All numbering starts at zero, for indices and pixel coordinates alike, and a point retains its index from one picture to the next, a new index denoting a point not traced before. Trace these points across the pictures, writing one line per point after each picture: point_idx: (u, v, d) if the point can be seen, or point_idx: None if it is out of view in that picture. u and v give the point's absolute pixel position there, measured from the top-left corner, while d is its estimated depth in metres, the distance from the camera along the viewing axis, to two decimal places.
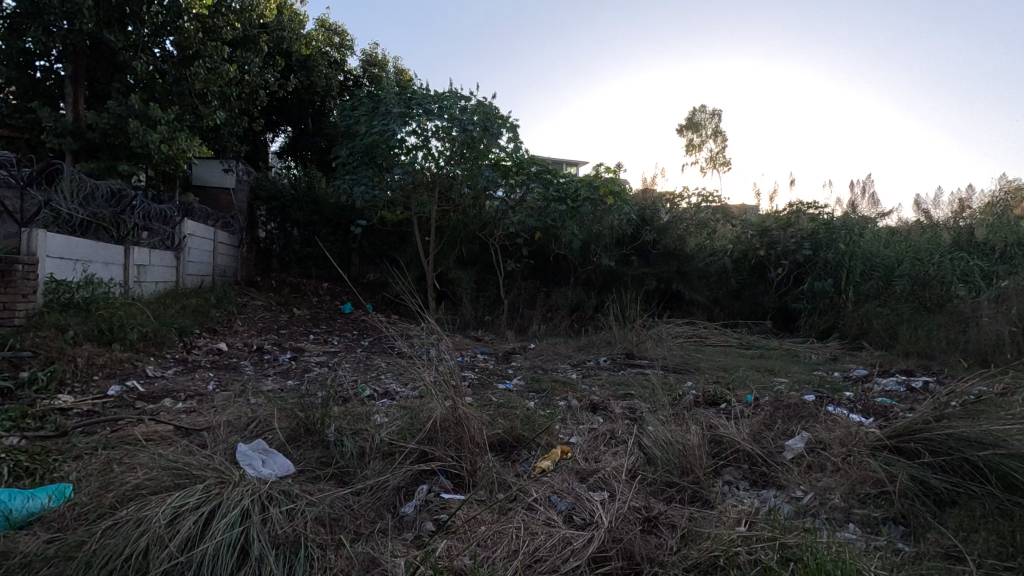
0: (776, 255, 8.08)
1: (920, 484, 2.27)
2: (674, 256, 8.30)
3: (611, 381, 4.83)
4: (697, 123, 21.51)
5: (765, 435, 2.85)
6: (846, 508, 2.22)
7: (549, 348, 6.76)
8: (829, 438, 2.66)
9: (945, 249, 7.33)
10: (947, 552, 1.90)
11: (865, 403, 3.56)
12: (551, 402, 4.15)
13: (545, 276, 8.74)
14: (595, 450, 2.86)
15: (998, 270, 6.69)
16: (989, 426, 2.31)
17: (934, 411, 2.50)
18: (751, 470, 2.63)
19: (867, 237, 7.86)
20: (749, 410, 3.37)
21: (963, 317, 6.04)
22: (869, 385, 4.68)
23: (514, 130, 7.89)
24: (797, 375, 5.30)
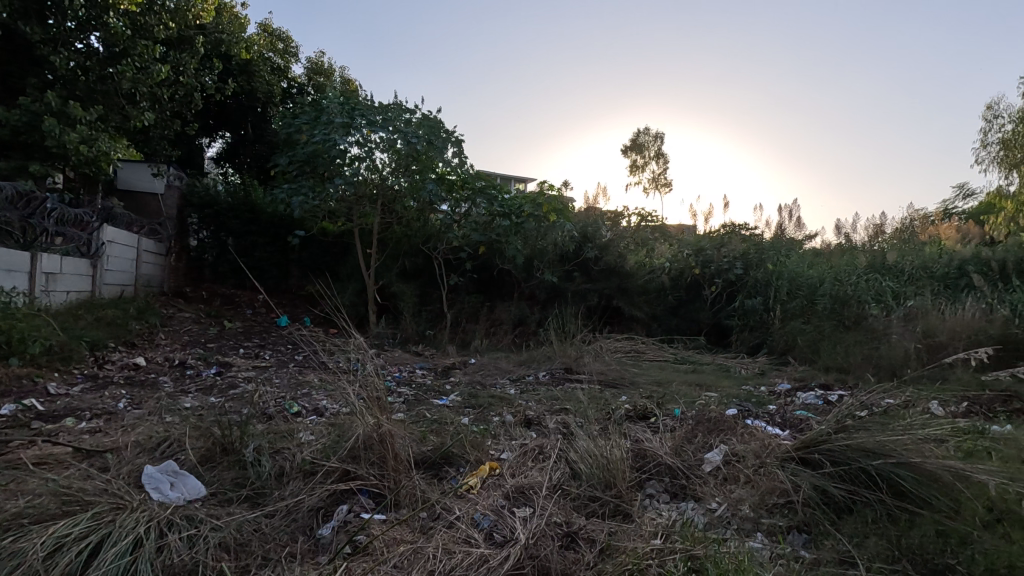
0: (711, 274, 8.45)
1: (821, 493, 2.40)
2: (615, 273, 8.50)
3: (547, 396, 4.86)
4: (640, 145, 22.28)
5: (686, 449, 2.94)
6: (755, 518, 2.31)
7: (490, 363, 6.75)
8: (744, 451, 2.78)
9: (862, 270, 7.87)
10: (841, 558, 2.02)
11: (783, 416, 3.74)
12: (486, 418, 4.13)
13: (488, 291, 8.77)
14: (522, 466, 2.87)
15: (906, 291, 7.25)
16: (882, 437, 2.49)
17: (835, 423, 2.67)
18: (672, 483, 2.71)
19: (792, 259, 8.35)
20: (675, 423, 3.47)
21: (876, 333, 6.48)
22: (790, 399, 4.92)
23: (459, 144, 7.93)
24: (726, 389, 5.51)
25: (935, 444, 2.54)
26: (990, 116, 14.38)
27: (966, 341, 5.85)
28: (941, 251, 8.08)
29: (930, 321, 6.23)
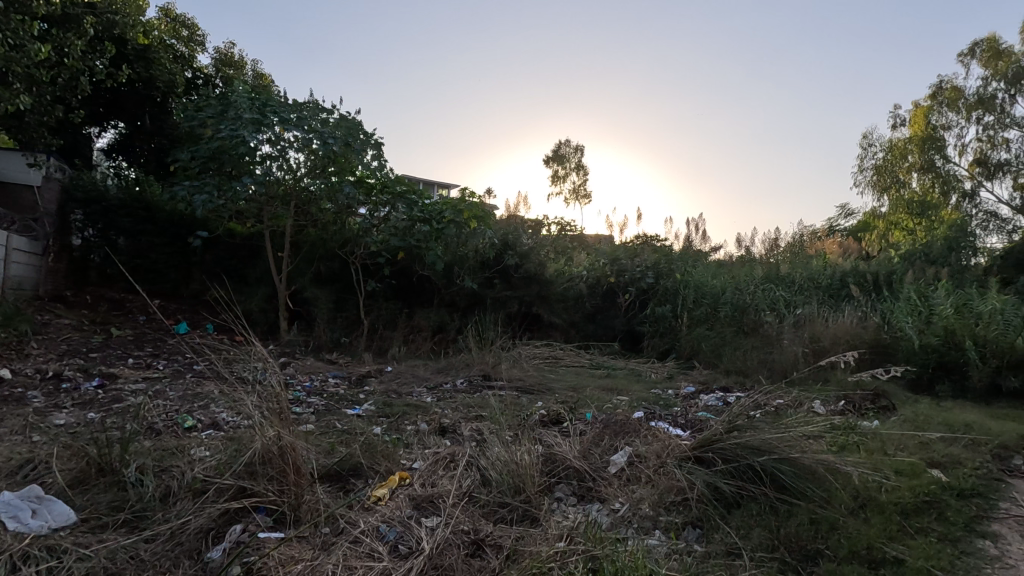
0: (625, 282, 8.83)
1: (714, 490, 2.56)
2: (534, 281, 8.63)
3: (464, 403, 4.83)
4: (561, 156, 22.87)
5: (593, 452, 3.04)
6: (653, 516, 2.43)
7: (406, 371, 6.62)
8: (646, 452, 2.91)
9: (759, 281, 8.52)
10: (729, 550, 2.16)
11: (685, 417, 3.96)
12: (400, 427, 4.04)
13: (407, 297, 8.62)
14: (433, 475, 2.84)
15: (796, 300, 7.93)
16: (767, 435, 2.70)
17: (728, 424, 2.85)
18: (579, 486, 2.78)
19: (698, 269, 8.89)
20: (585, 427, 3.58)
21: (770, 339, 7.03)
22: (694, 401, 5.20)
23: (379, 147, 7.76)
24: (636, 393, 5.76)
25: (811, 440, 2.80)
26: (865, 144, 16.16)
27: (845, 345, 6.48)
28: (825, 265, 8.93)
29: (816, 327, 6.84)
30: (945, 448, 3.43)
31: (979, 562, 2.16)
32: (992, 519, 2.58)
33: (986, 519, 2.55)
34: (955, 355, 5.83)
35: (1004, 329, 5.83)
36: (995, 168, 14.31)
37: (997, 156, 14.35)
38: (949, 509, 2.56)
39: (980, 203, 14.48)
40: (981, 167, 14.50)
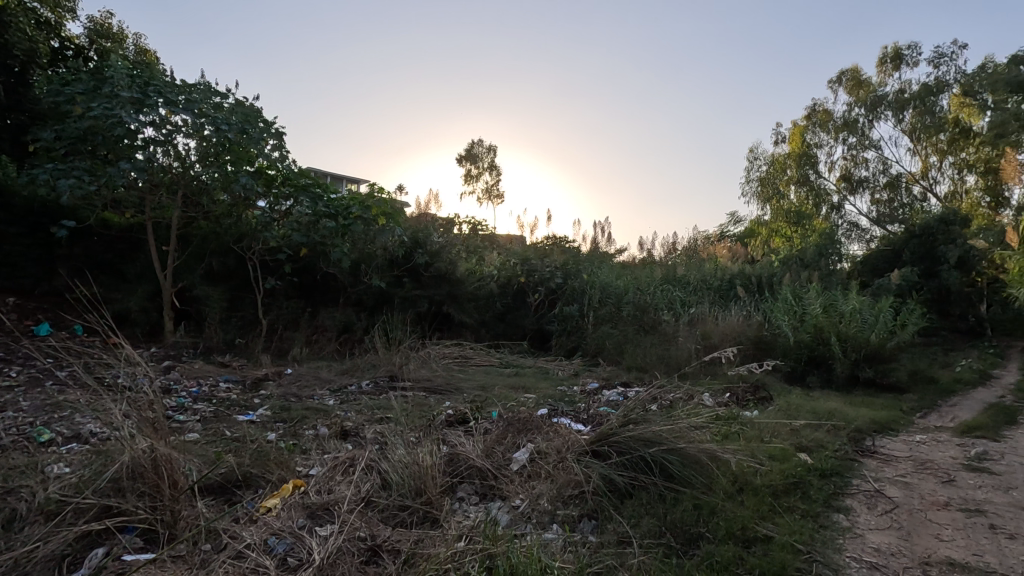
0: (535, 282, 9.01)
1: (609, 482, 2.67)
2: (445, 280, 8.56)
3: (368, 405, 4.67)
4: (474, 156, 22.88)
5: (496, 450, 3.07)
6: (551, 510, 2.49)
7: (308, 373, 6.30)
8: (547, 447, 2.97)
9: (658, 282, 9.02)
10: (621, 539, 2.25)
11: (587, 412, 4.10)
12: (297, 433, 3.83)
13: (310, 295, 8.23)
14: (329, 481, 2.72)
15: (690, 300, 8.50)
16: (657, 428, 2.86)
17: (623, 418, 2.98)
18: (482, 484, 2.80)
19: (603, 270, 9.26)
20: (490, 426, 3.60)
21: (668, 336, 7.47)
22: (597, 397, 5.41)
23: (281, 137, 7.34)
24: (544, 390, 5.88)
25: (696, 431, 3.02)
26: (751, 158, 17.65)
27: (732, 343, 7.03)
28: (716, 268, 9.65)
29: (707, 326, 7.37)
30: (811, 433, 3.82)
31: (835, 534, 2.42)
32: (846, 494, 2.91)
33: (841, 495, 2.88)
34: (822, 350, 6.52)
35: (861, 326, 6.60)
36: (857, 184, 16.20)
37: (859, 173, 16.26)
38: (812, 488, 2.86)
39: (845, 215, 16.32)
40: (846, 182, 16.33)
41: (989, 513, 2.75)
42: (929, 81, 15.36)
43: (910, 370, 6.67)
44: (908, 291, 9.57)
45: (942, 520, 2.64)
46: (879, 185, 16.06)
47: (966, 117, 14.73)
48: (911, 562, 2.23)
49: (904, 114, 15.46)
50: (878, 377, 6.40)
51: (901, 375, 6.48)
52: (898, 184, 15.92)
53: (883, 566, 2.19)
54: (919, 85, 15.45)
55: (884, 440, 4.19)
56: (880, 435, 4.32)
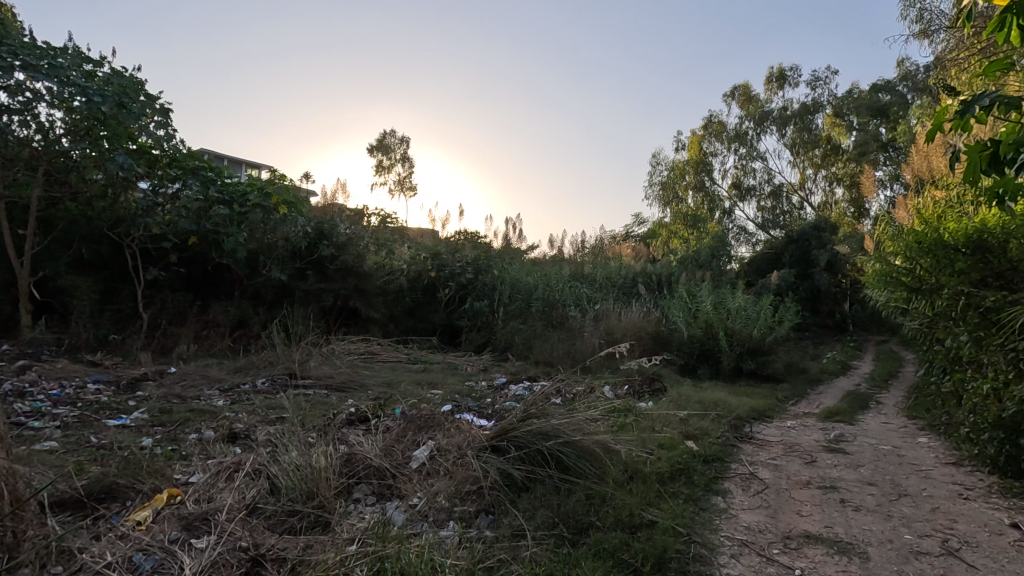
0: (445, 277, 8.93)
1: (506, 476, 2.70)
2: (351, 273, 8.24)
3: (263, 404, 4.40)
4: (386, 146, 22.25)
5: (395, 448, 3.01)
6: (448, 507, 2.48)
7: (195, 371, 5.82)
8: (447, 445, 2.96)
9: (566, 278, 9.26)
10: (515, 532, 2.29)
11: (492, 407, 4.11)
12: (177, 437, 3.52)
13: (200, 288, 7.61)
14: (210, 488, 2.53)
15: (596, 296, 8.81)
16: (555, 422, 2.95)
17: (523, 413, 3.02)
18: (379, 484, 2.73)
19: (514, 266, 9.34)
20: (392, 424, 3.53)
21: (574, 331, 7.70)
22: (503, 391, 5.48)
23: (166, 113, 6.69)
24: (451, 386, 5.85)
25: (591, 424, 3.14)
26: (654, 163, 18.64)
27: (632, 337, 7.39)
28: (620, 266, 10.09)
29: (611, 322, 7.69)
30: (698, 423, 4.11)
31: (712, 516, 2.62)
32: (725, 478, 3.16)
33: (720, 479, 3.12)
34: (712, 343, 7.03)
35: (746, 322, 7.18)
36: (746, 192, 17.63)
37: (748, 182, 17.69)
38: (696, 473, 3.07)
39: (735, 219, 17.71)
40: (737, 189, 17.70)
41: (840, 488, 3.10)
42: (808, 101, 16.98)
43: (786, 362, 7.36)
44: (785, 290, 10.58)
45: (802, 497, 2.94)
46: (764, 194, 17.58)
47: (836, 136, 16.50)
48: (775, 537, 2.45)
49: (787, 129, 17.04)
50: (758, 368, 7.01)
51: (778, 366, 7.16)
52: (780, 193, 17.51)
53: (752, 542, 2.39)
54: (799, 104, 17.09)
55: (760, 427, 4.60)
56: (757, 422, 4.74)
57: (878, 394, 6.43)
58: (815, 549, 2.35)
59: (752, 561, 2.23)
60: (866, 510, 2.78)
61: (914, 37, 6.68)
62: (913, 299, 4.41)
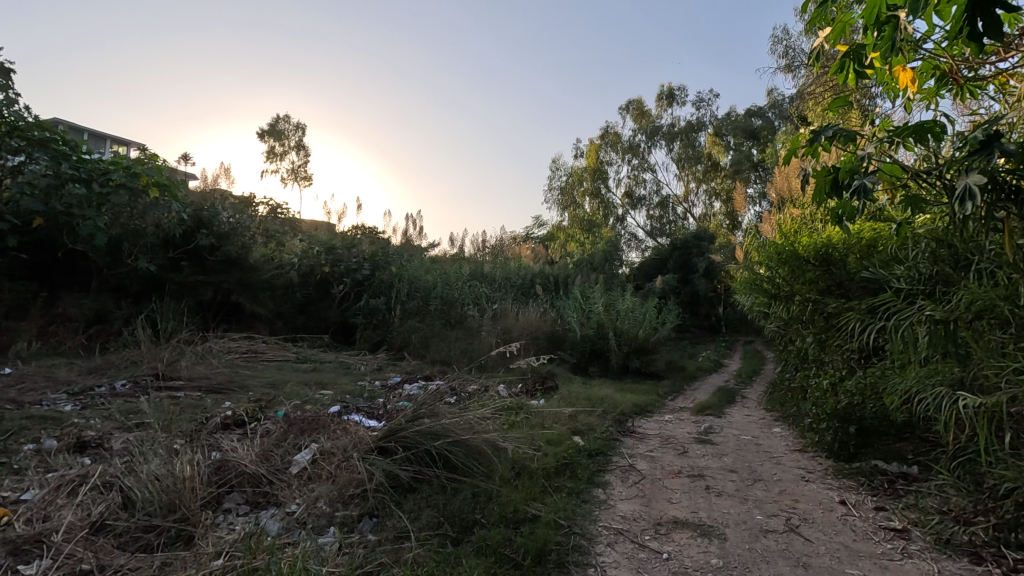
0: (339, 272, 8.56)
1: (392, 478, 2.65)
2: (234, 265, 7.58)
3: (121, 408, 3.94)
4: (279, 132, 20.88)
5: (273, 453, 2.85)
6: (329, 513, 2.38)
7: (37, 372, 5.09)
8: (330, 448, 2.84)
9: (466, 277, 9.25)
10: (398, 534, 2.25)
11: (383, 407, 4.01)
12: (9, 449, 3.05)
13: (47, 277, 6.67)
14: (47, 506, 2.23)
15: (495, 295, 8.90)
16: (445, 421, 2.95)
17: (412, 412, 2.98)
18: (253, 492, 2.56)
19: (413, 263, 9.18)
20: (273, 426, 3.32)
21: (472, 330, 7.72)
22: (397, 391, 5.37)
23: (7, 74, 5.79)
24: (342, 386, 5.62)
25: (481, 423, 3.18)
26: (554, 168, 19.24)
27: (528, 337, 7.56)
28: (519, 267, 10.29)
29: (508, 321, 7.81)
30: (586, 419, 4.29)
31: (592, 507, 2.75)
32: (607, 471, 3.34)
33: (603, 471, 3.29)
34: (602, 343, 7.39)
35: (633, 323, 7.64)
36: (637, 201, 18.75)
37: (639, 191, 18.82)
38: (580, 467, 3.21)
39: (627, 226, 18.76)
40: (629, 198, 18.77)
41: (707, 476, 3.39)
42: (693, 119, 18.43)
43: (667, 361, 7.92)
44: (668, 294, 11.40)
45: (674, 486, 3.18)
46: (653, 203, 18.81)
47: (716, 154, 17.81)
48: (648, 524, 2.63)
49: (674, 144, 18.38)
50: (643, 366, 7.48)
51: (660, 365, 7.68)
52: (667, 203, 18.81)
53: (626, 530, 2.55)
54: (685, 122, 18.50)
55: (642, 421, 4.91)
56: (639, 416, 5.06)
57: (743, 390, 7.12)
58: (681, 534, 2.55)
59: (625, 548, 2.38)
60: (727, 495, 3.07)
61: (780, 69, 7.50)
62: (772, 304, 4.91)
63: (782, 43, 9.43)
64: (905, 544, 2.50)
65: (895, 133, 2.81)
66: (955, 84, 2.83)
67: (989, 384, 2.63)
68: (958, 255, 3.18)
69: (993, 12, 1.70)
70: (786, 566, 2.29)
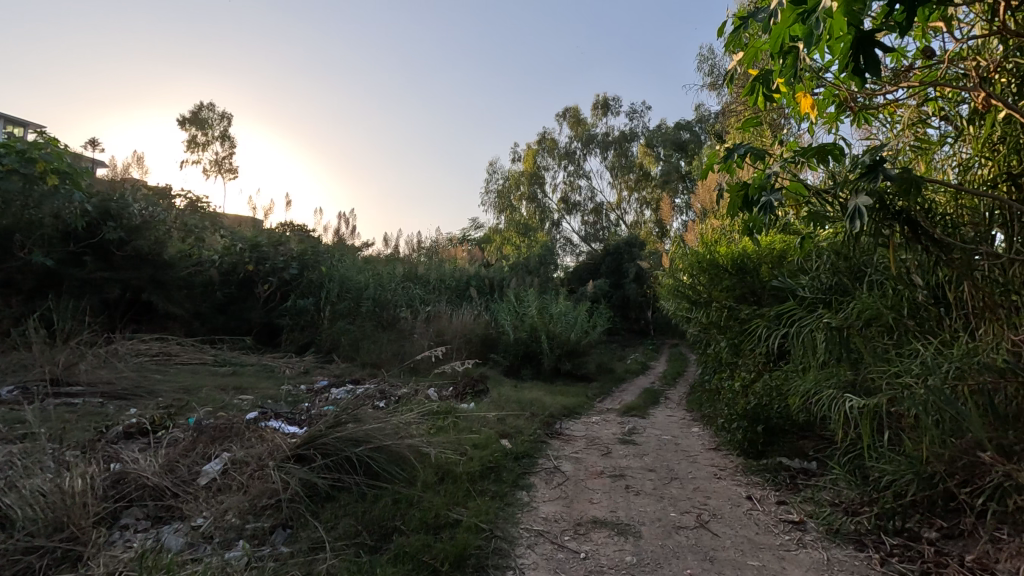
0: (264, 271, 8.18)
1: (308, 487, 2.56)
2: (146, 262, 7.07)
3: (7, 417, 3.59)
4: (202, 120, 19.70)
5: (180, 464, 2.70)
6: (239, 526, 2.27)
7: None
8: (243, 457, 2.71)
9: (400, 278, 9.09)
10: (313, 545, 2.18)
11: (306, 412, 3.86)
12: None
13: None
14: None
15: (429, 297, 8.81)
16: (368, 427, 2.89)
17: (332, 419, 2.89)
18: (155, 506, 2.42)
19: (345, 263, 8.91)
20: (182, 435, 3.13)
21: (404, 333, 7.60)
22: (323, 395, 5.20)
23: None
24: (264, 390, 5.38)
25: (406, 427, 3.14)
26: (492, 171, 19.34)
27: (461, 339, 7.52)
28: (454, 269, 10.25)
29: (441, 323, 7.74)
30: (514, 422, 4.33)
31: (515, 509, 2.78)
32: (532, 473, 3.38)
33: (528, 474, 3.33)
34: (535, 346, 7.48)
35: (565, 326, 7.79)
36: (572, 207, 19.17)
37: (574, 197, 19.24)
38: (505, 470, 3.24)
39: (562, 231, 19.14)
40: (565, 203, 19.16)
41: (628, 476, 3.52)
42: (627, 130, 19.09)
43: (597, 364, 8.13)
44: (600, 298, 11.72)
45: (596, 486, 3.27)
46: (588, 210, 19.30)
47: (647, 164, 18.18)
48: (568, 525, 2.69)
49: (608, 153, 19.13)
50: (574, 368, 7.64)
51: (590, 368, 7.88)
52: (601, 210, 19.36)
53: (547, 531, 2.59)
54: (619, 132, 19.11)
55: (569, 423, 5.02)
56: (567, 418, 5.16)
57: (667, 391, 7.43)
58: (599, 533, 2.63)
59: (544, 549, 2.42)
60: (645, 494, 3.19)
61: (705, 87, 7.91)
62: (694, 310, 5.16)
63: (708, 62, 9.96)
64: (801, 534, 2.70)
65: (799, 154, 3.02)
66: (851, 112, 3.09)
67: (873, 386, 2.89)
68: (854, 267, 3.46)
69: (874, 51, 1.90)
70: (694, 560, 2.41)
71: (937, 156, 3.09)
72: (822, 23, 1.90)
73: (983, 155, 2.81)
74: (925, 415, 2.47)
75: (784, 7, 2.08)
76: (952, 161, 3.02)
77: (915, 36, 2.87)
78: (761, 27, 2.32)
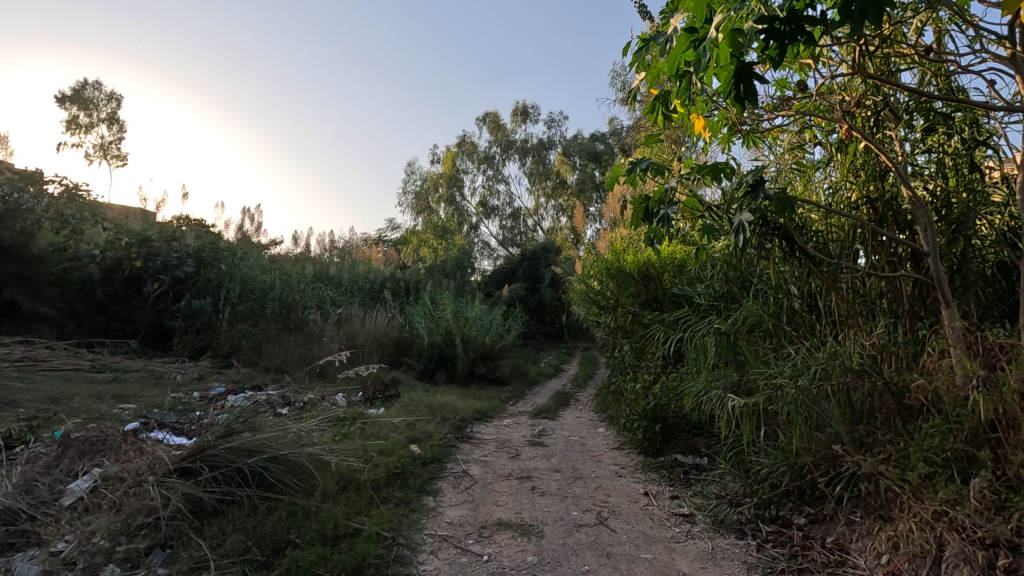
0: (154, 269, 7.42)
1: (192, 502, 2.38)
2: (9, 255, 6.25)
3: None
4: (86, 99, 17.74)
5: (38, 484, 2.42)
6: (108, 548, 2.07)
7: None
8: (117, 473, 2.47)
9: (309, 279, 8.66)
10: (195, 565, 2.03)
11: (195, 422, 3.59)
12: None
13: None
14: None
15: (339, 299, 8.49)
16: (262, 436, 2.75)
17: (222, 429, 2.71)
18: (6, 533, 2.15)
19: (248, 262, 8.38)
20: (45, 450, 2.81)
21: (312, 336, 7.28)
22: (217, 403, 4.86)
23: None
24: (150, 399, 4.94)
25: (305, 436, 3.00)
26: (409, 171, 19.04)
27: (373, 343, 7.32)
28: (367, 270, 9.96)
29: (353, 326, 7.49)
30: (423, 427, 4.28)
31: (419, 516, 2.75)
32: (439, 478, 3.36)
33: (434, 479, 3.30)
34: (449, 349, 7.43)
35: (479, 330, 7.80)
36: (490, 211, 19.30)
37: (492, 202, 19.40)
38: (411, 476, 3.19)
39: (480, 234, 19.21)
40: (483, 207, 19.26)
41: (534, 478, 3.59)
42: (545, 138, 19.54)
43: (512, 367, 8.22)
44: (515, 302, 11.89)
45: (503, 489, 3.31)
46: (505, 214, 19.54)
47: (564, 172, 18.79)
48: (473, 528, 2.70)
49: (527, 159, 19.41)
50: (488, 372, 7.69)
51: (503, 371, 7.95)
52: (519, 215, 19.66)
53: (451, 536, 2.58)
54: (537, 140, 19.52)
55: (480, 426, 5.04)
56: (478, 422, 5.18)
57: (577, 393, 7.66)
58: (503, 535, 2.66)
59: (447, 554, 2.40)
60: (550, 494, 3.27)
61: (617, 101, 8.25)
62: (602, 315, 5.35)
63: (620, 78, 10.39)
64: (690, 527, 2.89)
65: (695, 171, 3.23)
66: (741, 134, 3.37)
67: (753, 387, 3.16)
68: (743, 277, 3.75)
69: (752, 81, 2.08)
70: (593, 557, 2.50)
71: (812, 179, 3.38)
72: (710, 52, 2.06)
73: (849, 180, 3.13)
74: (796, 414, 2.75)
75: (679, 33, 2.23)
76: (823, 184, 3.32)
77: (794, 69, 3.15)
78: (660, 49, 2.47)
